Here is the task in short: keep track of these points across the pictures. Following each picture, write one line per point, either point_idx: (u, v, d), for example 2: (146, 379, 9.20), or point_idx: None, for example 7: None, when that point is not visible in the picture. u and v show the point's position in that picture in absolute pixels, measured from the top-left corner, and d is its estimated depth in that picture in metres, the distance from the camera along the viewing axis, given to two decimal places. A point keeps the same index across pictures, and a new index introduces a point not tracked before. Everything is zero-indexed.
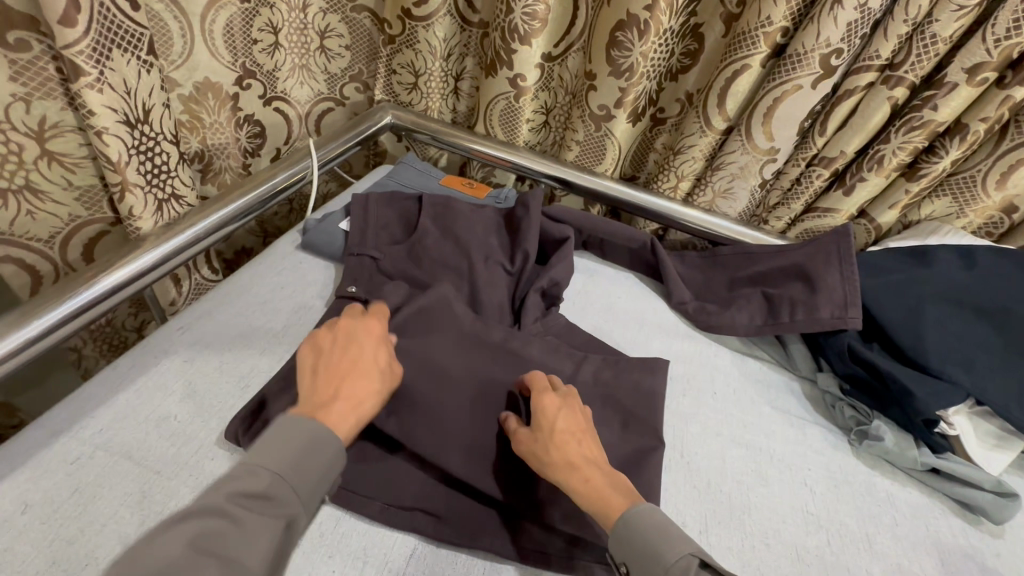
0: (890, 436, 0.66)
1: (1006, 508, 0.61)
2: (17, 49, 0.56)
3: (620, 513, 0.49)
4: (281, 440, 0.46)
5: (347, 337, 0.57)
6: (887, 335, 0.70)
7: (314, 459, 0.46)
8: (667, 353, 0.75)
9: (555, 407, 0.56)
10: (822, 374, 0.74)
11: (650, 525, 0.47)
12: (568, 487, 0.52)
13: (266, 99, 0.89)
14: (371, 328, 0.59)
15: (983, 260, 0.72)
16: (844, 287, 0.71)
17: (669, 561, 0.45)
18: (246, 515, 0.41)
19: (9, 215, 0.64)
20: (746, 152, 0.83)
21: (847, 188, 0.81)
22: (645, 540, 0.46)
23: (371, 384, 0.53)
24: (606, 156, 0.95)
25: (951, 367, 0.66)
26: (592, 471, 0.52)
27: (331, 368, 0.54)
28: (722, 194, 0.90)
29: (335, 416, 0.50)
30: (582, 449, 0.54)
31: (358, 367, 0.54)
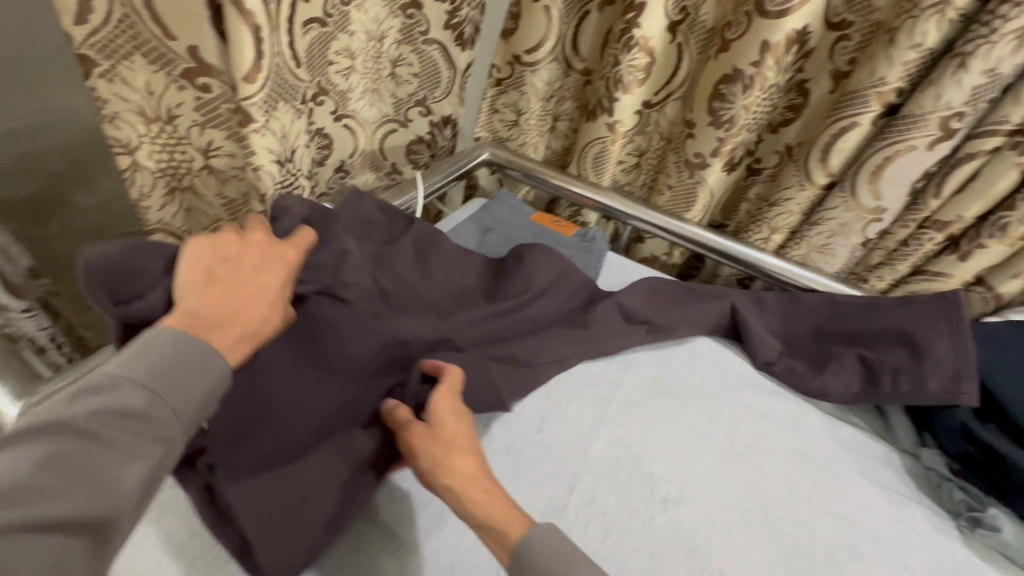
0: (1009, 529, 0.60)
1: None
2: (202, 90, 0.64)
3: (520, 537, 0.47)
4: (151, 367, 0.41)
5: (259, 259, 0.52)
6: (1006, 416, 0.64)
7: (198, 382, 0.43)
8: (754, 408, 0.73)
9: (448, 422, 0.53)
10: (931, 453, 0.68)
11: (569, 544, 0.46)
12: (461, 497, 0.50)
13: (337, 115, 0.85)
14: (278, 253, 0.54)
15: None
16: (955, 360, 0.67)
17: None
18: (109, 434, 0.38)
19: (172, 210, 0.75)
20: (849, 210, 0.81)
21: (963, 253, 0.77)
22: (554, 558, 0.45)
23: (267, 320, 0.50)
24: (697, 202, 0.96)
25: None
26: (490, 485, 0.50)
27: (229, 287, 0.48)
28: (819, 249, 0.88)
29: (235, 344, 0.48)
30: (473, 464, 0.51)
31: (270, 296, 0.51)
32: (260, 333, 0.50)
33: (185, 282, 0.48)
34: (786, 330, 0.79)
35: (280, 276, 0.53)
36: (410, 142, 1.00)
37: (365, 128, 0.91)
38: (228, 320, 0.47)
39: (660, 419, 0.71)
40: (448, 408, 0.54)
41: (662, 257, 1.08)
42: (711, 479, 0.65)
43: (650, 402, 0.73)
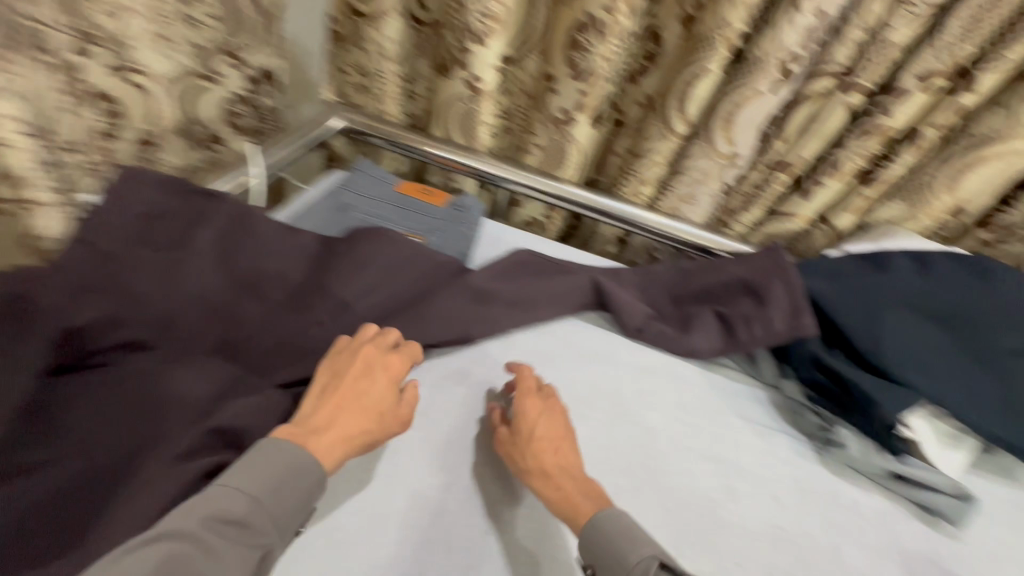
0: (854, 443, 0.66)
1: (964, 510, 0.62)
2: None
3: (588, 517, 0.53)
4: (267, 480, 0.46)
5: (364, 365, 0.58)
6: (847, 341, 0.70)
7: (297, 489, 0.47)
8: (634, 364, 0.74)
9: (532, 413, 0.60)
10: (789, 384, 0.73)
11: (612, 527, 0.50)
12: (547, 491, 0.56)
13: (118, 68, 0.65)
14: (381, 365, 0.58)
15: (935, 265, 0.72)
16: (790, 295, 0.72)
17: (632, 563, 0.47)
18: (211, 538, 0.42)
19: None
20: (708, 157, 0.82)
21: (806, 193, 0.81)
22: (607, 542, 0.50)
23: (354, 426, 0.53)
24: (568, 160, 0.92)
25: (908, 370, 0.67)
26: (564, 480, 0.56)
27: (335, 399, 0.54)
28: (684, 199, 0.89)
29: (326, 446, 0.50)
30: (559, 458, 0.57)
31: (365, 412, 0.54)
32: (359, 436, 0.53)
33: (307, 396, 0.55)
34: (641, 290, 0.79)
35: (388, 382, 0.58)
36: (225, 101, 0.86)
37: (167, 88, 0.74)
38: (313, 431, 0.51)
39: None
40: (543, 402, 0.62)
41: (541, 220, 1.04)
42: (596, 446, 0.64)
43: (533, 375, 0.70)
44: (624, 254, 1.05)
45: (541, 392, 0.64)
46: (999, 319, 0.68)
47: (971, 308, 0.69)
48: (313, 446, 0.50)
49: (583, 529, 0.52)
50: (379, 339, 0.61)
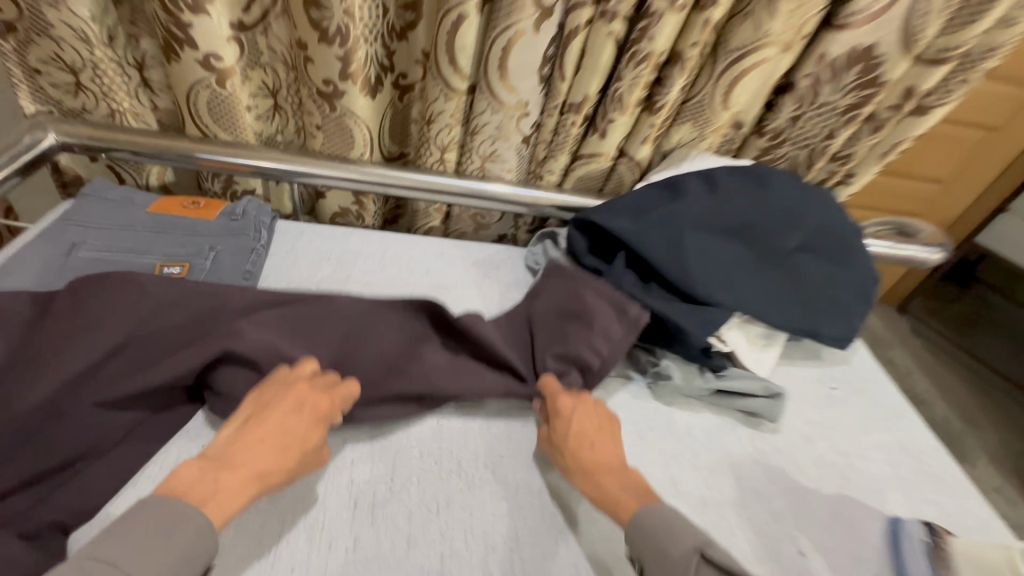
0: (677, 372, 0.67)
1: (775, 406, 0.67)
2: None
3: (630, 514, 0.50)
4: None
5: (288, 409, 0.53)
6: (658, 273, 0.70)
7: (169, 547, 0.40)
8: (464, 345, 0.70)
9: (571, 406, 0.60)
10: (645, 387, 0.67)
11: (652, 522, 0.48)
12: (596, 481, 0.54)
13: None
14: (296, 393, 0.54)
15: (723, 180, 0.73)
16: (608, 298, 0.67)
17: (676, 558, 0.45)
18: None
19: None
20: (496, 110, 0.76)
21: (601, 132, 0.79)
22: (652, 537, 0.47)
23: (269, 460, 0.49)
24: (355, 136, 0.82)
25: (714, 291, 0.69)
26: (607, 478, 0.54)
27: (260, 419, 0.51)
28: (489, 157, 0.84)
29: (227, 492, 0.45)
30: (599, 453, 0.56)
31: (288, 447, 0.51)
32: (278, 472, 0.49)
33: (226, 425, 0.51)
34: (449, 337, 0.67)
35: (309, 419, 0.53)
36: None
37: None
38: (217, 475, 0.46)
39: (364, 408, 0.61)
40: (576, 395, 0.62)
41: (352, 208, 0.93)
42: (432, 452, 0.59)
43: None
44: (452, 226, 0.98)
45: (570, 385, 0.63)
46: (778, 221, 0.73)
47: (758, 217, 0.72)
48: (206, 492, 0.45)
49: (629, 530, 0.49)
50: (294, 374, 0.56)
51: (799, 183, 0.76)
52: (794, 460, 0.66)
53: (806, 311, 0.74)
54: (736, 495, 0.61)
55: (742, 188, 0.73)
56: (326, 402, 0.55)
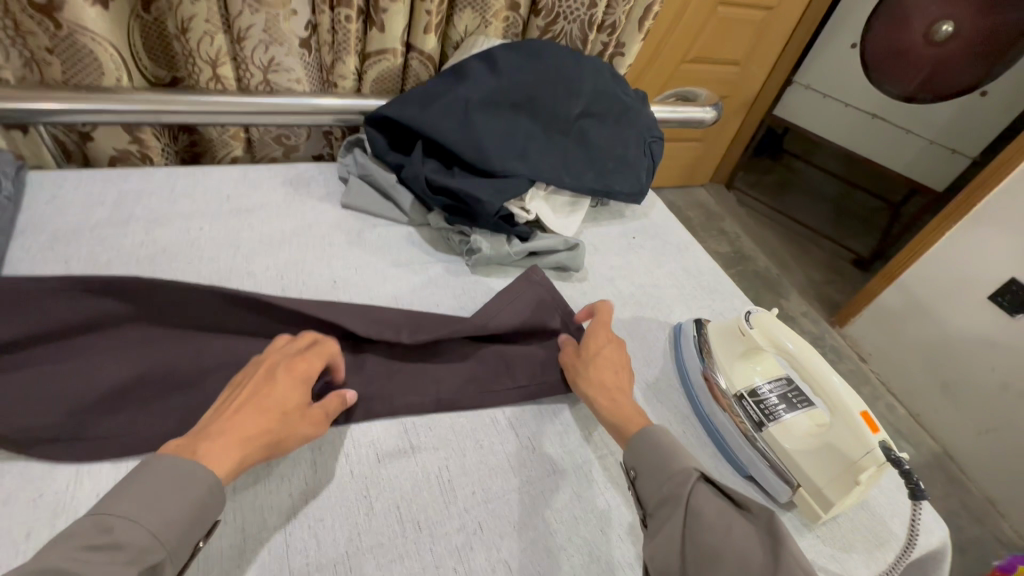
0: (487, 244, 0.73)
1: (577, 255, 0.77)
2: None
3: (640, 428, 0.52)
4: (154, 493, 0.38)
5: (263, 377, 0.47)
6: (456, 156, 0.73)
7: (179, 501, 0.38)
8: (275, 262, 0.69)
9: (602, 340, 0.61)
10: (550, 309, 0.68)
11: (660, 436, 0.49)
12: (615, 401, 0.55)
13: None
14: (285, 372, 0.48)
15: (501, 59, 0.77)
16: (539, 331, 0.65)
17: (677, 470, 0.46)
18: (100, 560, 0.34)
19: None
20: (256, 9, 0.71)
21: (379, 25, 0.78)
22: (655, 455, 0.48)
23: (255, 428, 0.44)
24: (99, 61, 0.71)
25: (509, 163, 0.74)
26: (620, 395, 0.56)
27: (242, 416, 0.44)
28: (270, 67, 0.78)
29: (215, 454, 0.41)
30: (619, 379, 0.57)
31: (273, 416, 0.45)
32: (264, 436, 0.44)
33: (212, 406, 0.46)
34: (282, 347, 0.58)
35: (300, 388, 0.48)
36: None
37: None
38: (199, 449, 0.41)
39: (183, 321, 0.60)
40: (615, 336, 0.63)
41: (131, 148, 0.83)
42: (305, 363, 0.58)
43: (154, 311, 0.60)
44: (258, 153, 0.92)
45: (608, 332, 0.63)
46: (557, 91, 0.79)
47: (537, 90, 0.77)
48: (201, 453, 0.41)
49: (632, 439, 0.51)
50: (281, 351, 0.50)
51: (571, 53, 0.82)
52: (598, 298, 0.76)
53: (599, 172, 0.82)
54: None
55: (518, 64, 0.77)
56: (307, 365, 0.50)
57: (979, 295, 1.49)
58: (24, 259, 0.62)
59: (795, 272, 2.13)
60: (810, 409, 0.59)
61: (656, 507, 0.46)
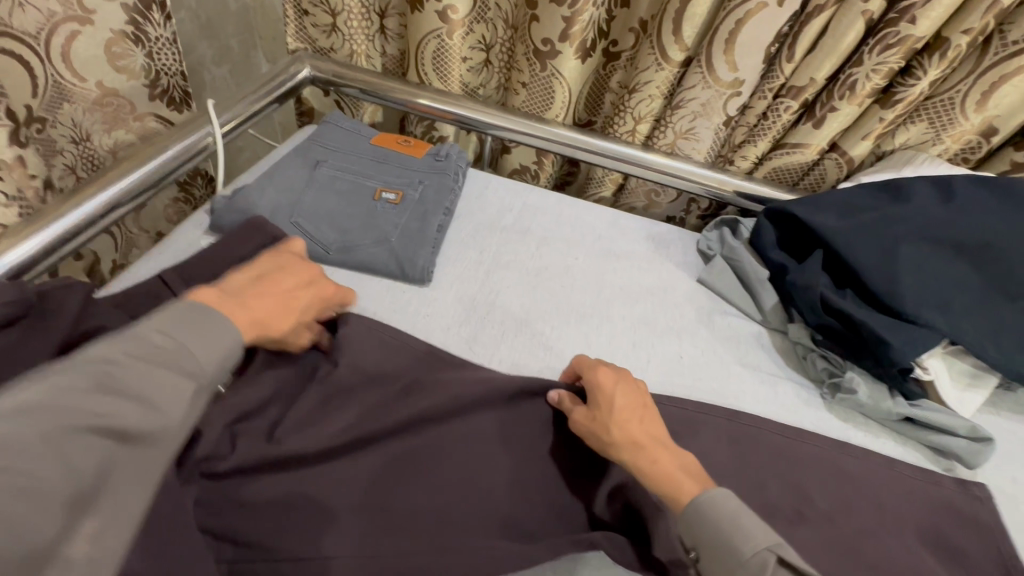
0: (863, 389, 0.62)
1: (980, 452, 0.59)
2: None
3: (692, 497, 0.44)
4: (194, 318, 0.40)
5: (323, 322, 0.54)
6: (860, 281, 0.65)
7: (216, 335, 0.40)
8: (628, 316, 0.71)
9: (613, 380, 0.53)
10: (929, 515, 0.56)
11: (720, 505, 0.42)
12: (657, 470, 0.47)
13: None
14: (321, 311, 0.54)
15: (961, 191, 0.65)
16: (920, 536, 0.54)
17: (747, 553, 0.39)
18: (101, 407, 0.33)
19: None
20: (708, 86, 0.74)
21: (817, 120, 0.74)
22: (710, 524, 0.42)
23: (271, 310, 0.48)
24: (557, 94, 0.84)
25: (927, 311, 0.62)
26: (658, 453, 0.48)
27: (252, 283, 0.49)
28: (684, 134, 0.82)
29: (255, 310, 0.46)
30: (644, 429, 0.49)
31: (302, 280, 0.53)
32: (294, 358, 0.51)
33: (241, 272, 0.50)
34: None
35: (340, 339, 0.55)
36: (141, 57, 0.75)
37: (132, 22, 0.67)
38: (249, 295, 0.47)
39: (555, 335, 0.67)
40: (620, 373, 0.54)
41: (531, 166, 0.98)
42: None
43: (532, 316, 0.69)
44: (621, 198, 0.99)
45: (615, 365, 0.56)
46: None
47: (999, 237, 0.63)
48: (224, 308, 0.43)
49: (685, 511, 0.44)
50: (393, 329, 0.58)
51: None
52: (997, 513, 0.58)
53: None
54: (933, 545, 0.54)
55: (984, 202, 0.64)
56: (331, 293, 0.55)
57: None
58: (455, 240, 0.76)
59: None
60: None
61: None
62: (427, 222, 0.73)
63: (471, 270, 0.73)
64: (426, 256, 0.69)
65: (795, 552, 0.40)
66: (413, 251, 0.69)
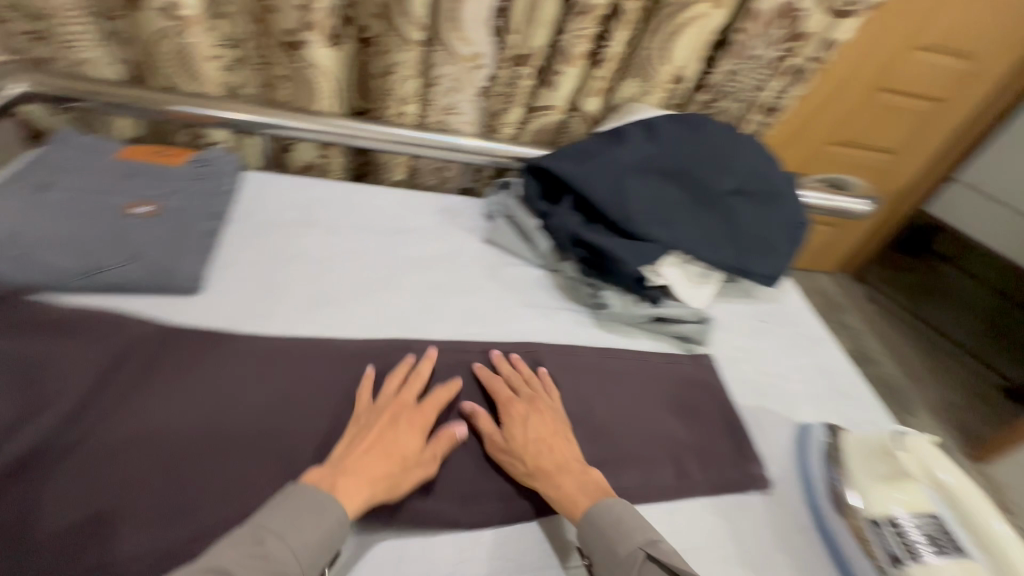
0: (616, 301, 0.75)
1: (705, 331, 0.76)
2: None
3: (583, 511, 0.52)
4: (301, 509, 0.46)
5: (388, 423, 0.55)
6: (602, 213, 0.77)
7: (316, 522, 0.45)
8: (419, 282, 0.75)
9: (410, 440, 0.54)
10: (669, 387, 0.70)
11: (608, 516, 0.51)
12: (561, 491, 0.54)
13: None
14: (405, 421, 0.56)
15: (661, 128, 0.80)
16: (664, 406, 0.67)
17: (622, 555, 0.48)
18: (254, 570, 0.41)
19: None
20: (452, 62, 0.81)
21: (551, 84, 0.85)
22: (597, 535, 0.50)
23: (380, 468, 0.51)
24: (319, 87, 0.85)
25: (651, 228, 0.76)
26: (563, 477, 0.54)
27: (353, 448, 0.52)
28: (448, 109, 0.88)
29: (349, 488, 0.49)
30: (553, 457, 0.56)
31: (392, 456, 0.53)
32: (387, 477, 0.51)
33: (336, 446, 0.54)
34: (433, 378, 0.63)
35: (423, 439, 0.56)
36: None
37: None
38: (337, 481, 0.49)
39: (347, 312, 0.69)
40: (404, 420, 0.56)
41: (318, 160, 0.98)
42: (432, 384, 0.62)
43: (320, 301, 0.69)
44: (416, 179, 1.03)
45: (395, 413, 0.56)
46: (712, 166, 0.80)
47: (691, 161, 0.79)
48: (337, 488, 0.48)
49: (578, 522, 0.52)
50: (383, 399, 0.58)
51: (730, 132, 0.83)
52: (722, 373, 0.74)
53: (737, 249, 0.81)
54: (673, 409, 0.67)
55: (678, 135, 0.80)
56: (421, 421, 0.57)
57: None
58: (231, 242, 0.74)
59: (927, 385, 1.73)
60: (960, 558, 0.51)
61: None
62: (190, 230, 0.69)
63: (252, 270, 0.71)
64: (192, 262, 0.66)
65: (666, 549, 0.49)
66: (175, 260, 0.65)
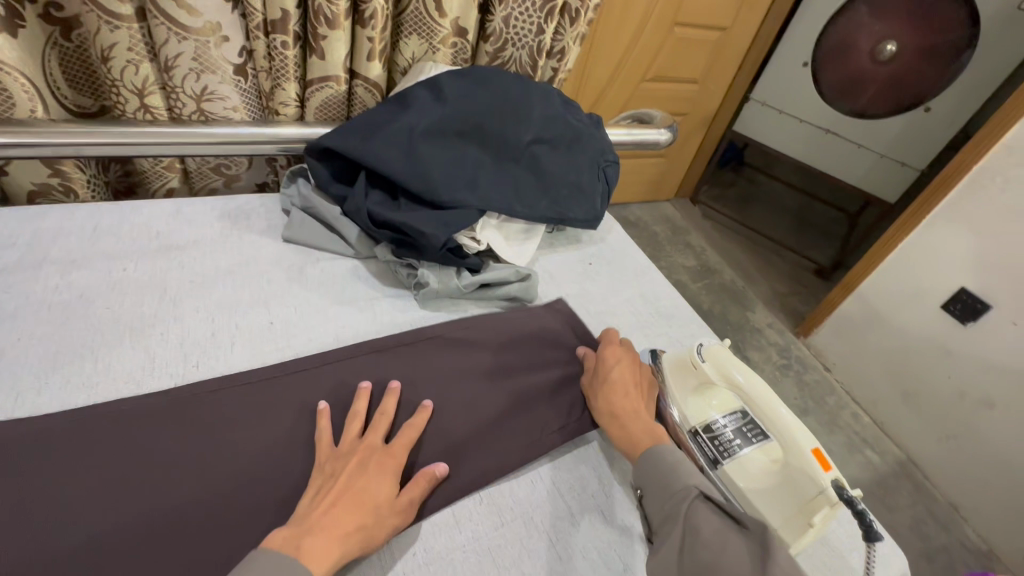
0: (434, 277, 0.71)
1: (529, 287, 0.75)
2: None
3: (647, 449, 0.55)
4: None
5: (355, 469, 0.50)
6: (403, 187, 0.71)
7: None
8: (203, 306, 0.64)
9: (377, 485, 0.49)
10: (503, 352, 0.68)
11: (668, 458, 0.53)
12: (625, 431, 0.57)
13: None
14: (376, 466, 0.50)
15: (447, 86, 0.75)
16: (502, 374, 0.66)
17: (678, 487, 0.50)
18: None
19: None
20: (183, 38, 0.67)
21: (318, 52, 0.75)
22: (657, 472, 0.52)
23: (349, 521, 0.45)
24: (11, 91, 0.65)
25: (457, 194, 0.71)
26: (631, 419, 0.58)
27: (331, 495, 0.47)
28: (203, 96, 0.74)
29: (316, 549, 0.43)
30: (630, 400, 0.60)
31: (366, 508, 0.47)
32: (359, 530, 0.45)
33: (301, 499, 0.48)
34: (233, 418, 0.54)
35: (394, 485, 0.50)
36: None
37: None
38: (302, 542, 0.43)
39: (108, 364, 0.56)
40: (374, 462, 0.51)
41: (53, 182, 0.76)
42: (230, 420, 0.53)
43: (68, 360, 0.56)
44: (195, 183, 0.87)
45: (381, 453, 0.52)
46: (508, 118, 0.77)
47: (486, 117, 0.75)
48: (305, 545, 0.43)
49: (641, 458, 0.54)
50: (346, 443, 0.52)
51: (520, 81, 0.81)
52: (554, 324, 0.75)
53: (551, 199, 0.80)
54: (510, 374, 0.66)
55: (465, 91, 0.76)
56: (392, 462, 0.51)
57: (933, 305, 1.41)
58: None
59: (758, 283, 1.97)
60: (766, 443, 0.58)
61: (659, 521, 0.50)
62: None
63: None
64: None
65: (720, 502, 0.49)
66: None
